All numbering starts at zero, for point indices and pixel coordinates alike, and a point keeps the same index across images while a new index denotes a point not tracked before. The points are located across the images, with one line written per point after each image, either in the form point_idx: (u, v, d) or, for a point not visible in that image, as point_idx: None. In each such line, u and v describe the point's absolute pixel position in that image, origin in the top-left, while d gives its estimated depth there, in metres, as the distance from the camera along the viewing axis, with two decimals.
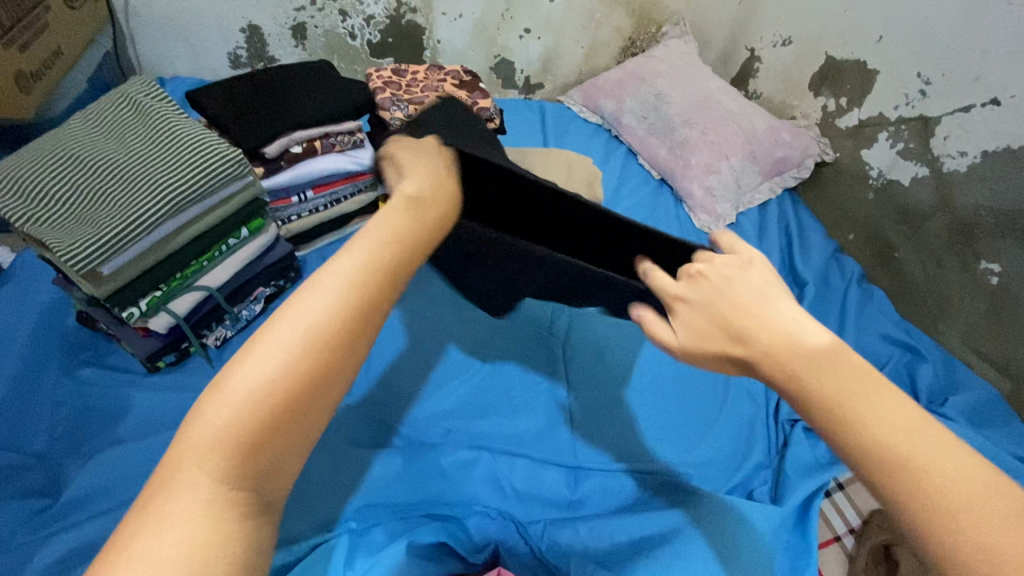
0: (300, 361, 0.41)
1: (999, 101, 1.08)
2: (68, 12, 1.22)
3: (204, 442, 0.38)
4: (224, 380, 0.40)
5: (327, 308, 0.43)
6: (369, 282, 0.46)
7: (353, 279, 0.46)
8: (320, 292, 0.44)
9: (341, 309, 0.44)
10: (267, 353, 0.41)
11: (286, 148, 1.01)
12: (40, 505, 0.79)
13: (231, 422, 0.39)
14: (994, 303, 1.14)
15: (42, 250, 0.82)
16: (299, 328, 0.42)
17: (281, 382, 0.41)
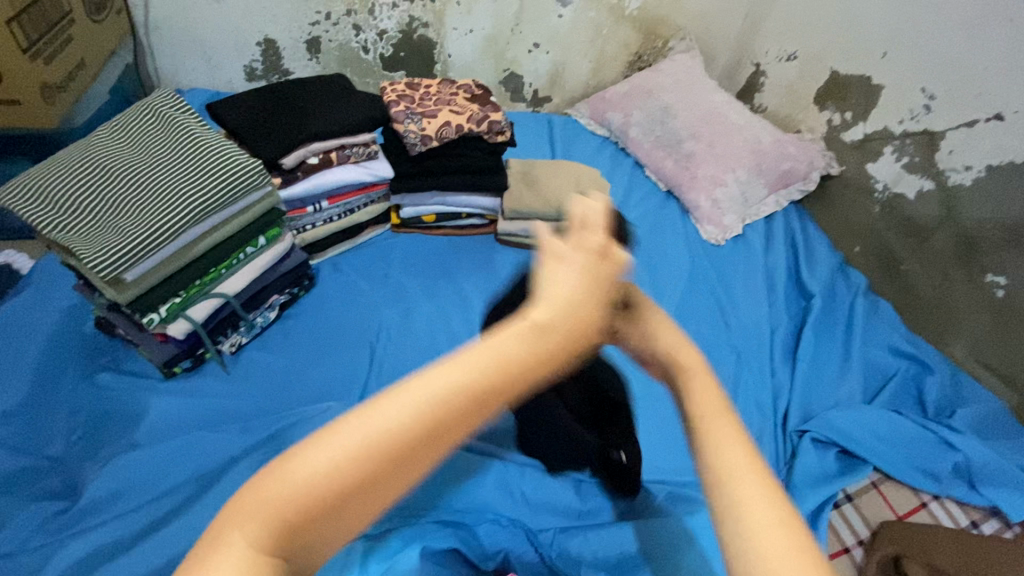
0: (366, 454, 0.37)
1: (1002, 116, 1.10)
2: (91, 25, 1.25)
3: (252, 513, 0.36)
4: (289, 458, 0.37)
5: (409, 410, 0.38)
6: (459, 397, 0.39)
7: (452, 387, 0.40)
8: (413, 393, 0.39)
9: (422, 417, 0.38)
10: (334, 441, 0.37)
11: (303, 159, 1.04)
12: (58, 507, 0.80)
13: (280, 503, 0.36)
14: (1000, 316, 1.15)
15: (67, 256, 0.85)
16: (375, 426, 0.37)
17: (335, 476, 0.36)
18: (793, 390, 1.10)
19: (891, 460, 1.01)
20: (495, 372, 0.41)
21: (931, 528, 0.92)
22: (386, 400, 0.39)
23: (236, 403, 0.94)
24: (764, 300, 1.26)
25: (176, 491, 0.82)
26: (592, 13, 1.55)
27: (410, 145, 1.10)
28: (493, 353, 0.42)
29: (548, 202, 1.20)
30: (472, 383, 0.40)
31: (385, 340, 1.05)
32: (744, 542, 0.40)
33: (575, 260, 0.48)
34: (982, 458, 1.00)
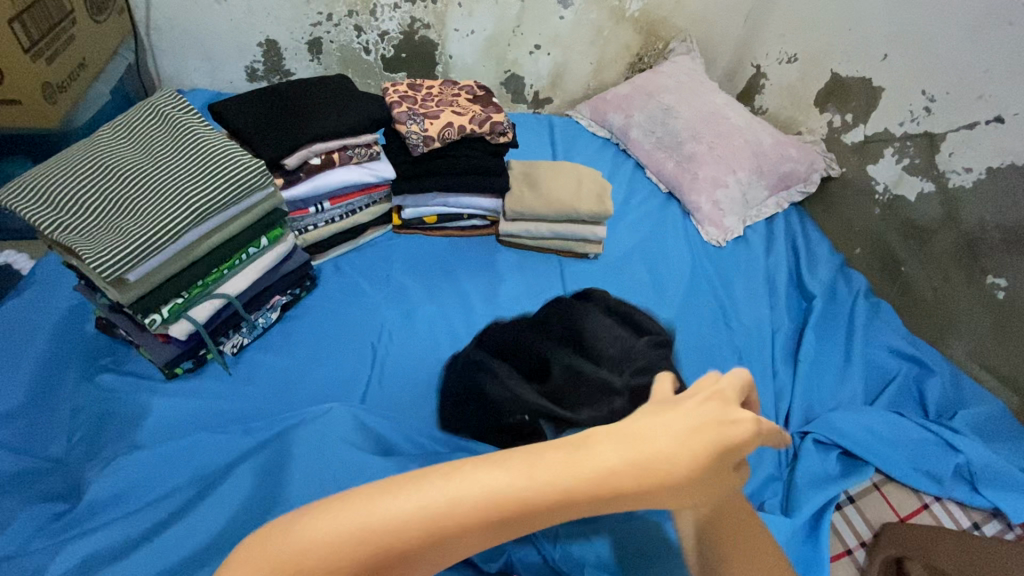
0: (375, 541, 0.41)
1: (1002, 119, 1.10)
2: (93, 25, 1.25)
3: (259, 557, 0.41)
4: (305, 524, 0.41)
5: (439, 505, 0.42)
6: (493, 510, 0.43)
7: (488, 499, 0.43)
8: (451, 492, 0.43)
9: (449, 514, 0.42)
10: (351, 519, 0.41)
11: (305, 159, 1.04)
12: (58, 509, 0.80)
13: (284, 555, 0.40)
14: (1001, 318, 1.15)
15: (69, 256, 0.84)
16: (404, 509, 0.42)
17: (354, 544, 0.41)
18: (795, 391, 1.10)
19: (892, 462, 1.01)
20: (536, 493, 0.44)
21: (933, 529, 0.92)
22: (424, 490, 0.42)
23: (238, 404, 0.94)
24: (765, 302, 1.26)
25: (178, 493, 0.82)
26: (593, 15, 1.55)
27: (413, 147, 1.10)
28: (542, 482, 0.44)
29: (550, 202, 1.20)
30: (511, 502, 0.44)
31: (387, 341, 1.05)
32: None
33: (693, 419, 0.49)
34: (983, 460, 1.00)
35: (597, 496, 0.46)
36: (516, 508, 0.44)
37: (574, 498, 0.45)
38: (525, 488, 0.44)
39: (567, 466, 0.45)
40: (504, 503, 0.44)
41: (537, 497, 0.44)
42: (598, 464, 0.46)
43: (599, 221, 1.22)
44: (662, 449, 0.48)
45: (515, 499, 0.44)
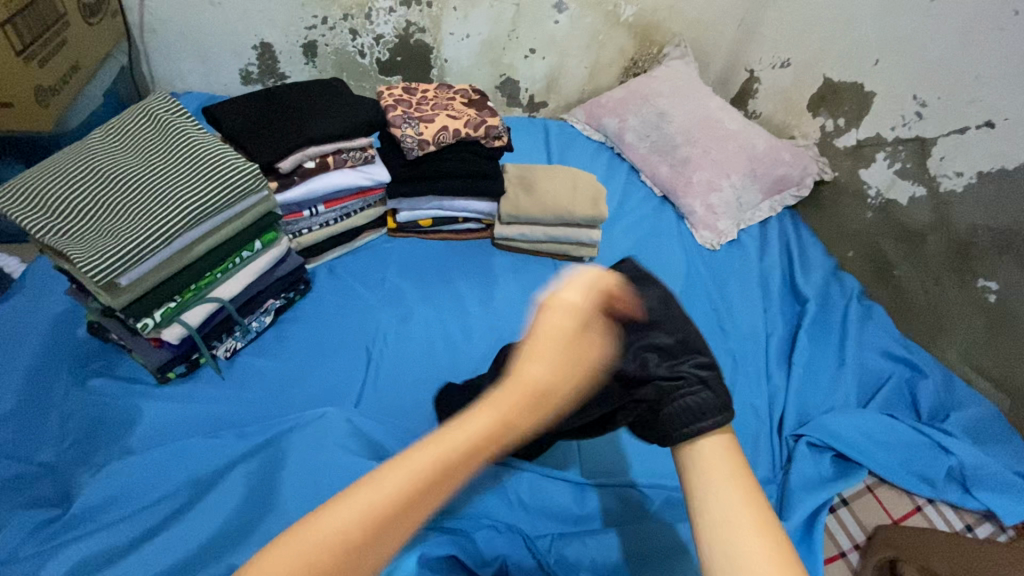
0: (328, 550, 0.42)
1: (993, 123, 1.12)
2: (86, 28, 1.25)
3: None
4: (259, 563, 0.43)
5: (370, 501, 0.45)
6: (416, 484, 0.45)
7: (410, 476, 0.46)
8: (372, 488, 0.45)
9: (382, 505, 0.44)
10: (300, 544, 0.43)
11: (300, 163, 1.03)
12: (49, 515, 0.79)
13: None
14: (992, 321, 1.16)
15: (60, 260, 0.84)
16: (336, 522, 0.44)
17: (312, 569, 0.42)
18: (789, 394, 1.11)
19: (885, 465, 1.01)
20: (447, 453, 0.47)
21: (926, 531, 0.92)
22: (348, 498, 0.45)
23: (232, 408, 0.94)
24: (759, 305, 1.26)
25: (171, 499, 0.81)
26: (588, 20, 1.56)
27: (408, 150, 1.10)
28: (448, 441, 0.47)
29: (545, 206, 1.20)
30: (432, 468, 0.46)
31: (381, 344, 1.05)
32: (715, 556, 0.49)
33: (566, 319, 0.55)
34: (976, 462, 1.00)
35: (497, 423, 0.49)
36: (441, 472, 0.46)
37: (484, 436, 0.48)
38: (434, 457, 0.47)
39: (456, 425, 0.49)
40: (425, 471, 0.46)
41: (452, 452, 0.47)
42: (484, 410, 0.50)
43: (594, 224, 1.22)
44: (547, 375, 0.52)
45: (434, 463, 0.46)
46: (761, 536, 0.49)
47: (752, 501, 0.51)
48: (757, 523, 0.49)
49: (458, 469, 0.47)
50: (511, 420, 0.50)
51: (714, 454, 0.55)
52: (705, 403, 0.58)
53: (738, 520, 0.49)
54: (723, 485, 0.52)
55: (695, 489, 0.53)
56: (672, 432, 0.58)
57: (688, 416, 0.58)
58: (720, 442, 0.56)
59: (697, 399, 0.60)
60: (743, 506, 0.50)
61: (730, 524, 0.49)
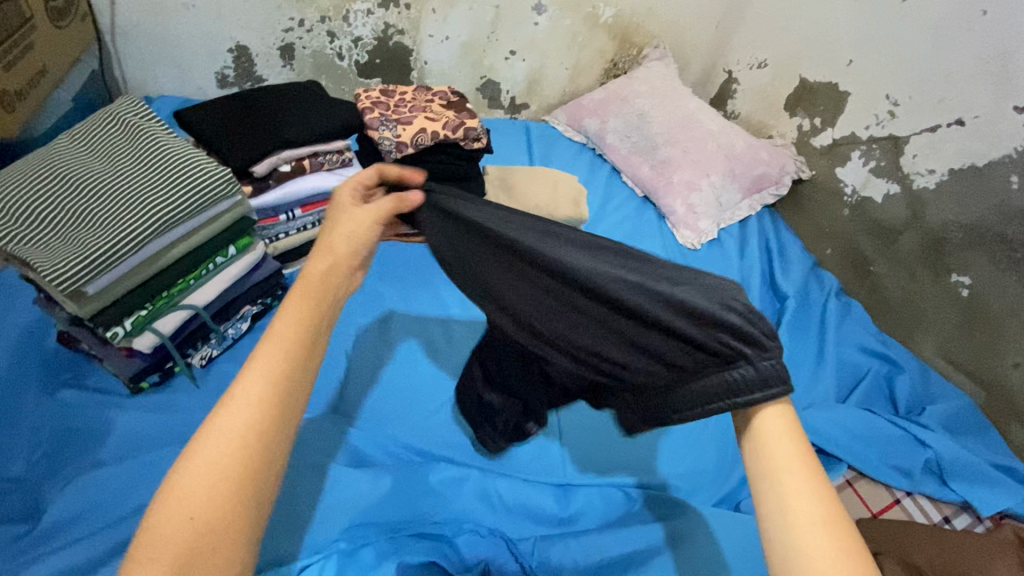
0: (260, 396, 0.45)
1: (963, 121, 1.14)
2: (54, 31, 1.22)
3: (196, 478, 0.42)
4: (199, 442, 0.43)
5: (230, 431, 0.43)
6: (253, 430, 0.44)
7: (239, 424, 0.44)
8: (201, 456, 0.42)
9: (221, 465, 0.42)
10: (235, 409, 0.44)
11: (275, 167, 1.02)
12: (19, 531, 0.77)
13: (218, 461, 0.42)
14: (966, 314, 1.18)
15: (24, 268, 0.81)
16: (175, 502, 0.41)
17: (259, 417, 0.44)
18: None
19: (863, 458, 1.03)
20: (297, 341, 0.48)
21: (906, 524, 0.93)
22: (178, 472, 0.42)
23: (208, 417, 0.92)
24: None
25: (143, 512, 0.79)
26: (567, 21, 1.56)
27: (386, 153, 1.09)
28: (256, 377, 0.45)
29: (526, 208, 1.20)
30: (288, 359, 0.47)
31: (362, 347, 1.04)
32: (786, 540, 0.45)
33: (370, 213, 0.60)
34: (952, 454, 1.02)
35: (308, 320, 0.49)
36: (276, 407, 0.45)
37: (298, 344, 0.48)
38: (254, 398, 0.45)
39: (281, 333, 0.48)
40: (284, 365, 0.46)
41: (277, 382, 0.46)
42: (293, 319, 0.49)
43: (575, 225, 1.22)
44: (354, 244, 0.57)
45: (277, 379, 0.46)
46: (821, 526, 0.45)
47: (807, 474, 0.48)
48: (817, 516, 0.45)
49: (289, 383, 0.46)
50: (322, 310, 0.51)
51: (779, 446, 0.49)
52: (749, 384, 0.52)
53: (794, 492, 0.47)
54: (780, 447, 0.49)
55: (753, 475, 0.50)
56: (706, 406, 0.55)
57: (722, 391, 0.53)
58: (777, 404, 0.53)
59: (751, 373, 0.52)
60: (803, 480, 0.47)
61: (793, 518, 0.46)
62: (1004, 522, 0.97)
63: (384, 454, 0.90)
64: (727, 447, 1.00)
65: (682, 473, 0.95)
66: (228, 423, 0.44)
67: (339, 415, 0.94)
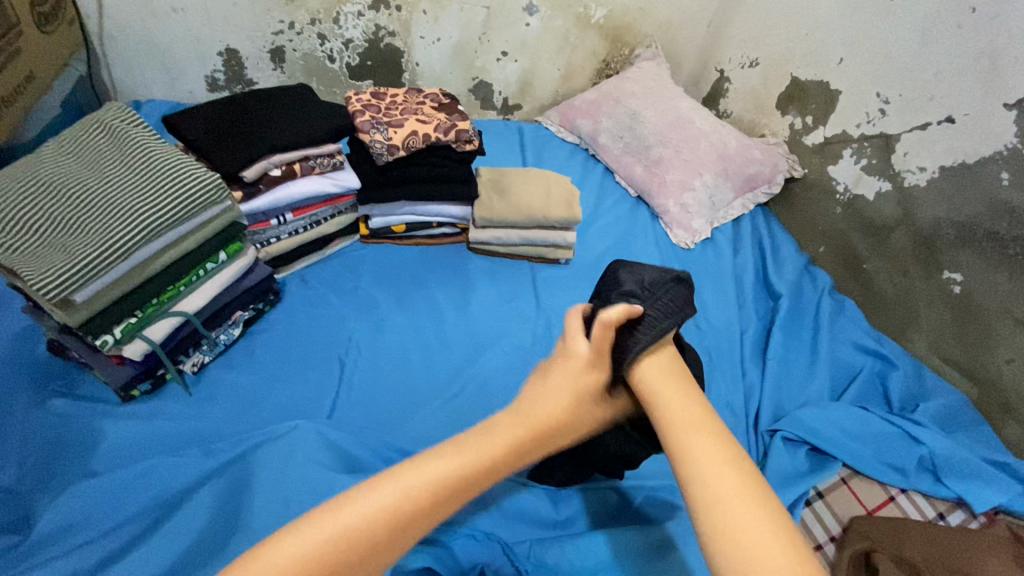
0: (403, 500, 0.54)
1: (953, 118, 1.14)
2: (41, 36, 1.21)
3: (309, 539, 0.51)
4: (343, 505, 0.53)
5: (365, 513, 0.53)
6: (389, 525, 0.53)
7: (383, 508, 0.53)
8: (335, 518, 0.52)
9: (348, 537, 0.52)
10: (380, 492, 0.54)
11: (265, 171, 1.01)
12: (8, 542, 0.76)
13: (340, 532, 0.52)
14: (957, 311, 1.19)
15: (10, 277, 0.80)
16: (283, 556, 0.50)
17: (383, 518, 0.53)
18: (764, 389, 1.11)
19: (858, 456, 1.03)
20: (465, 470, 0.57)
21: (901, 520, 0.93)
22: (321, 522, 0.52)
23: (199, 424, 0.91)
24: (734, 301, 1.27)
25: (133, 521, 0.78)
26: (558, 22, 1.56)
27: (377, 156, 1.09)
28: (426, 476, 0.55)
29: (519, 209, 1.19)
30: (444, 480, 0.56)
31: (355, 352, 1.04)
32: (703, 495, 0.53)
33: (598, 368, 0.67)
34: (945, 451, 1.02)
35: (496, 460, 0.58)
36: (417, 513, 0.54)
37: (473, 473, 0.57)
38: (402, 499, 0.54)
39: (454, 455, 0.57)
40: (437, 483, 0.55)
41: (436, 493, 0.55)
42: (484, 443, 0.59)
43: (569, 226, 1.22)
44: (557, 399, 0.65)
45: (422, 489, 0.55)
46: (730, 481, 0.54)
47: (699, 428, 0.59)
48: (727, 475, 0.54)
49: (445, 502, 0.56)
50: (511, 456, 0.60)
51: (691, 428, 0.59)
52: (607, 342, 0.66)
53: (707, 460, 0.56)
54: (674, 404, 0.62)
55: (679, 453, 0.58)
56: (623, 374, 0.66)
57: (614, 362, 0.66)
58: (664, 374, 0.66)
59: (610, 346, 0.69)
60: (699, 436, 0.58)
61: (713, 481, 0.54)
62: (998, 518, 0.98)
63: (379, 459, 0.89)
64: None
65: None
66: (366, 505, 0.53)
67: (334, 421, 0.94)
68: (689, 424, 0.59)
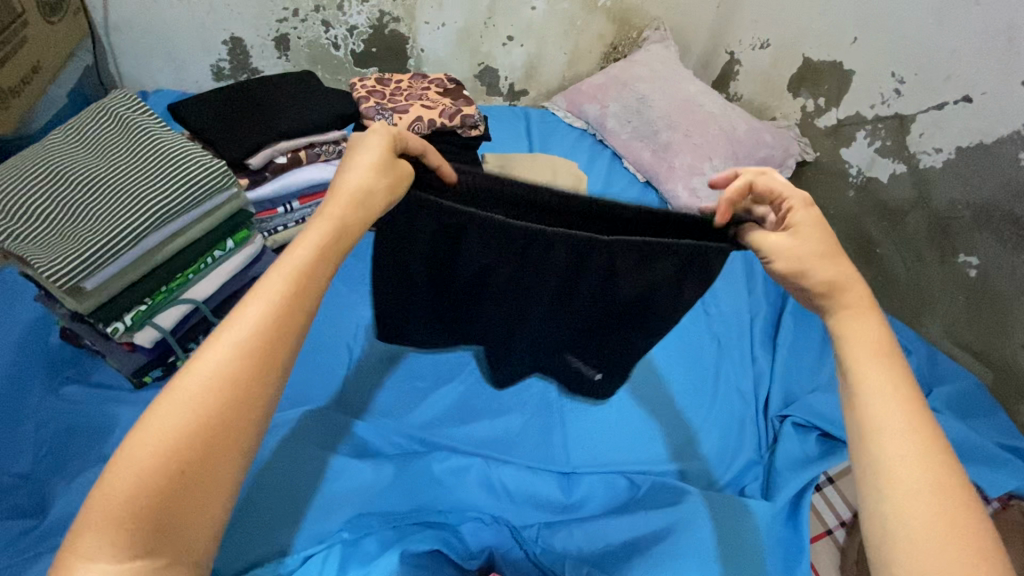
0: (241, 359, 0.41)
1: (971, 98, 1.11)
2: (46, 26, 1.21)
3: (145, 453, 0.37)
4: (173, 388, 0.39)
5: (196, 398, 0.39)
6: (246, 371, 0.40)
7: (223, 372, 0.40)
8: (172, 398, 0.39)
9: (206, 405, 0.39)
10: (202, 367, 0.40)
11: (271, 158, 1.01)
12: (25, 525, 0.78)
13: (177, 430, 0.38)
14: (973, 295, 1.17)
15: (22, 265, 0.81)
16: (127, 467, 0.36)
17: (226, 393, 0.40)
18: (774, 373, 1.09)
19: None
20: (288, 299, 0.44)
21: None
22: (142, 429, 0.38)
23: None
24: (743, 285, 1.24)
25: None
26: (565, 5, 1.53)
27: None
28: (253, 317, 0.42)
29: None
30: (273, 319, 0.43)
31: (362, 339, 1.04)
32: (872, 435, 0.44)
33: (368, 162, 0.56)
34: (959, 436, 1.01)
35: (317, 281, 0.47)
36: (268, 342, 0.42)
37: (311, 280, 0.46)
38: (239, 341, 0.41)
39: (254, 295, 0.44)
40: (270, 326, 0.43)
41: (278, 315, 0.43)
42: (299, 248, 0.48)
43: None
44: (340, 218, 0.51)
45: (248, 344, 0.41)
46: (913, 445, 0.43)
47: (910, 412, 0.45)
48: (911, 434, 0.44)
49: (283, 343, 0.43)
50: (341, 251, 0.50)
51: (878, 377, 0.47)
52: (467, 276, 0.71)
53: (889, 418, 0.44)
54: (871, 367, 0.47)
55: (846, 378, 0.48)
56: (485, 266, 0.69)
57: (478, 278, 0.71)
58: (864, 321, 0.51)
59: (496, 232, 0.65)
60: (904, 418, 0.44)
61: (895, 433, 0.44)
62: (1012, 503, 0.98)
63: (388, 444, 0.90)
64: (736, 432, 1.00)
65: (688, 458, 0.95)
66: (195, 380, 0.40)
67: (341, 405, 0.94)
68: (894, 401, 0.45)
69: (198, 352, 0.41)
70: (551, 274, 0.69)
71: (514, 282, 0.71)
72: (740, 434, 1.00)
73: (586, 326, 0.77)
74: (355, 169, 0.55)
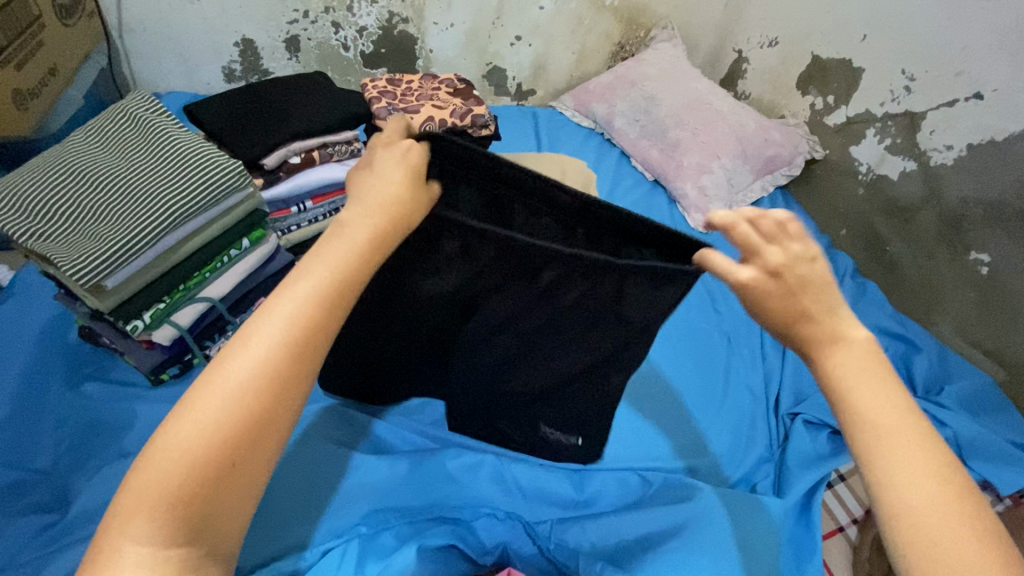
0: (280, 353, 0.42)
1: (982, 95, 1.10)
2: (62, 29, 1.22)
3: (187, 441, 0.39)
4: (214, 376, 0.41)
5: (235, 389, 0.41)
6: (281, 365, 0.42)
7: (260, 365, 0.42)
8: (215, 388, 0.41)
9: (245, 395, 0.41)
10: (240, 359, 0.42)
11: (285, 158, 1.02)
12: (49, 519, 0.80)
13: (217, 420, 0.40)
14: (984, 293, 1.17)
15: (44, 264, 0.83)
16: (170, 450, 0.39)
17: (261, 385, 0.41)
18: (785, 372, 1.09)
19: None
20: (320, 297, 0.45)
21: None
22: (185, 415, 0.40)
23: None
24: None
25: None
26: (572, 5, 1.54)
27: None
28: (289, 311, 0.44)
29: None
30: (310, 316, 0.44)
31: None
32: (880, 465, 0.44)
33: (398, 164, 0.56)
34: (971, 434, 1.00)
35: (349, 277, 0.48)
36: (303, 341, 0.44)
37: (345, 275, 0.47)
38: (277, 335, 0.43)
39: (285, 291, 0.45)
40: (305, 322, 0.44)
41: (312, 313, 0.44)
42: (338, 243, 0.49)
43: None
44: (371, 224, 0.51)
45: (284, 339, 0.43)
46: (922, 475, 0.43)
47: (916, 443, 0.44)
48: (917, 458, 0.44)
49: (316, 340, 0.44)
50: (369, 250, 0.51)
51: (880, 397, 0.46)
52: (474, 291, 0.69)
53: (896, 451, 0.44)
54: (872, 394, 0.46)
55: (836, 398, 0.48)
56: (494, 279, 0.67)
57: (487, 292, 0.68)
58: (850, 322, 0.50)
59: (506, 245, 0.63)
60: (910, 445, 0.44)
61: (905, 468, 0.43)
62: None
63: (401, 440, 0.91)
64: (747, 429, 1.01)
65: (700, 456, 0.96)
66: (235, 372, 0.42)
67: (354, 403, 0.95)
68: (892, 429, 0.45)
69: (236, 344, 0.43)
70: (561, 296, 0.67)
71: (522, 297, 0.68)
72: (752, 430, 1.00)
73: (561, 373, 0.75)
74: (380, 178, 0.55)
